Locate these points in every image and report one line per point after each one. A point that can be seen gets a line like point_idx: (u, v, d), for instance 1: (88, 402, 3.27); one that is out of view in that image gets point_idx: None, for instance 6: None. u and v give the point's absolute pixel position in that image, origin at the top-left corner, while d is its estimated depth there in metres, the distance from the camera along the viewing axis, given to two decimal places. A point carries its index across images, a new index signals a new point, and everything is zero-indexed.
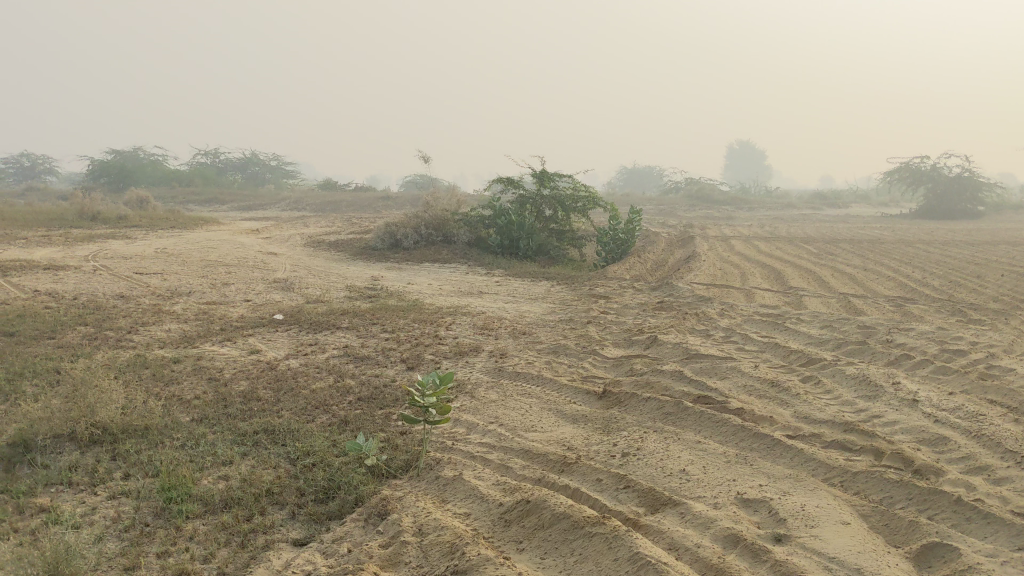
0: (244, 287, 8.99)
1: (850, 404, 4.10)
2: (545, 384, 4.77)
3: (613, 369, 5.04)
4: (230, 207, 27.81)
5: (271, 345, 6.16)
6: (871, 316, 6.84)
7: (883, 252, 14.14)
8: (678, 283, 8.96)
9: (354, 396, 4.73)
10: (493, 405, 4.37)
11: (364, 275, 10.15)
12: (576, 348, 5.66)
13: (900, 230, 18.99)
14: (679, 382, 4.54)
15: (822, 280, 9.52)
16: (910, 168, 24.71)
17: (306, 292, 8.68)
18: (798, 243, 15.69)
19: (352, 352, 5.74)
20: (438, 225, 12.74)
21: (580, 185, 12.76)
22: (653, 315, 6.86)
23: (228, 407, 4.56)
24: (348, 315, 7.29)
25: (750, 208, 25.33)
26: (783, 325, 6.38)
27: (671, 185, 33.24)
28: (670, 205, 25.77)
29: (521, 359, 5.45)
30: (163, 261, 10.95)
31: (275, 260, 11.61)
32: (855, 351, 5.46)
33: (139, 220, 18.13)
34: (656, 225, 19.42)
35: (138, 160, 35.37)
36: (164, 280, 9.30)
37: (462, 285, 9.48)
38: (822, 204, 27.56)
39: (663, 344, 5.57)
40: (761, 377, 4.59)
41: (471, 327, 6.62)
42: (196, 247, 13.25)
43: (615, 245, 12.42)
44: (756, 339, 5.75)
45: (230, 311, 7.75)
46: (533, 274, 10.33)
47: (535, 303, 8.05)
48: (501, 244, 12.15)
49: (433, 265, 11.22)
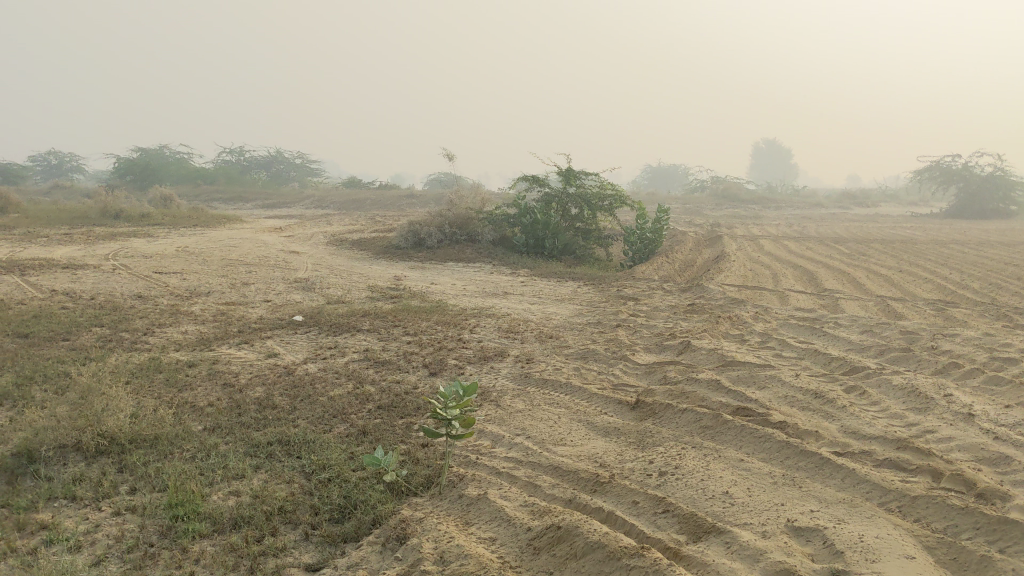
0: (264, 287, 8.83)
1: (900, 418, 3.84)
2: (573, 393, 4.54)
3: (645, 377, 4.80)
4: (254, 205, 27.78)
5: (290, 348, 5.98)
6: (913, 320, 6.54)
7: (917, 252, 13.76)
8: (708, 284, 8.70)
9: (374, 404, 4.53)
10: (520, 416, 4.14)
11: (386, 275, 9.95)
12: (605, 353, 5.42)
13: (933, 230, 18.54)
14: (715, 392, 4.29)
15: (856, 282, 9.22)
16: (942, 166, 24.23)
17: (327, 293, 8.48)
18: (829, 243, 15.33)
19: (372, 356, 5.54)
20: (462, 224, 12.53)
21: (606, 183, 12.52)
22: (684, 319, 6.60)
23: (242, 416, 4.38)
24: (369, 317, 7.09)
25: (777, 207, 24.95)
26: (821, 330, 6.11)
27: (697, 183, 32.85)
28: (696, 204, 25.41)
29: (547, 364, 5.22)
30: (183, 260, 10.82)
31: (296, 259, 11.44)
32: (900, 358, 5.18)
33: (163, 218, 18.09)
34: (683, 225, 19.11)
35: (163, 159, 35.47)
36: (184, 279, 9.15)
37: (486, 285, 9.26)
38: (851, 203, 27.10)
39: (697, 350, 5.32)
40: (803, 387, 4.33)
41: (496, 330, 6.39)
42: (217, 245, 13.12)
43: (643, 245, 12.15)
44: (794, 345, 5.48)
45: (249, 312, 7.58)
46: (559, 274, 10.10)
47: (562, 305, 7.81)
48: (526, 243, 11.93)
49: (457, 264, 11.01)
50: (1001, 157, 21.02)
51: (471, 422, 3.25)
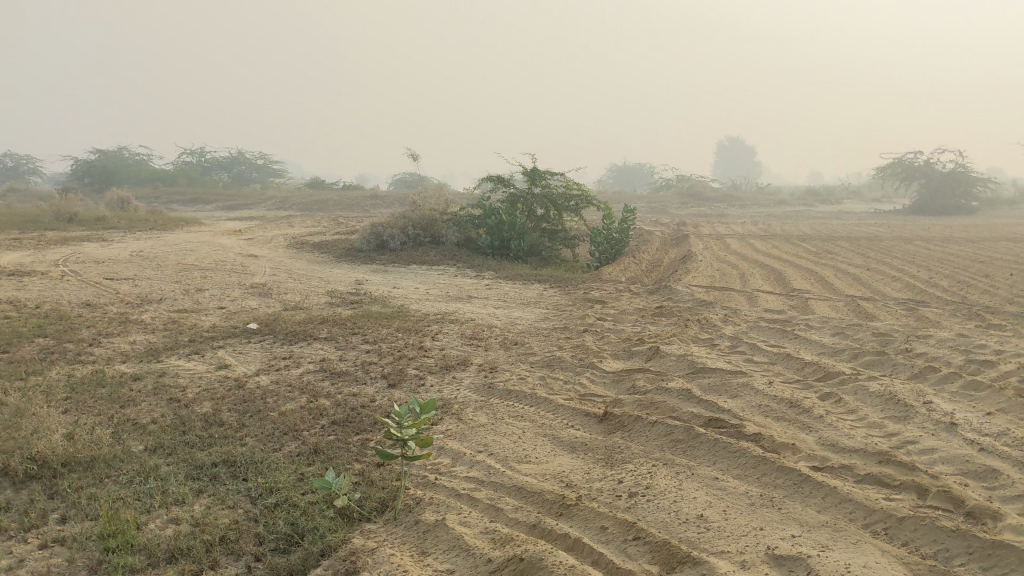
0: (219, 293, 8.53)
1: (880, 428, 3.67)
2: (538, 404, 4.32)
3: (614, 386, 4.59)
4: (215, 207, 27.30)
5: (242, 359, 5.71)
6: (885, 321, 6.40)
7: (882, 250, 13.70)
8: (676, 285, 8.53)
9: (328, 420, 4.29)
10: (481, 430, 3.92)
11: (347, 279, 9.68)
12: (572, 360, 5.21)
13: (896, 227, 18.55)
14: (686, 402, 4.10)
15: (825, 281, 9.10)
16: (904, 163, 24.33)
17: (285, 299, 8.20)
18: (795, 241, 15.24)
19: (328, 367, 5.29)
20: (426, 226, 12.27)
21: (572, 183, 12.34)
22: (653, 323, 6.41)
23: (187, 434, 4.12)
24: (327, 324, 6.83)
25: (743, 205, 24.93)
26: (792, 332, 5.94)
27: (662, 182, 32.80)
28: (662, 203, 25.33)
29: (511, 373, 5.00)
30: (136, 265, 10.46)
31: (254, 263, 11.13)
32: (875, 362, 5.02)
33: (119, 221, 17.64)
34: (649, 224, 18.97)
35: (121, 161, 34.82)
36: (136, 286, 8.83)
37: (449, 289, 9.02)
38: (815, 200, 27.18)
39: (667, 356, 5.13)
40: (777, 395, 4.15)
41: (459, 336, 6.16)
42: (173, 249, 12.76)
43: (609, 245, 11.97)
44: (766, 350, 5.31)
45: (202, 320, 7.29)
46: (525, 276, 9.89)
47: (527, 309, 7.60)
48: (491, 245, 11.70)
49: (420, 267, 10.76)
50: (962, 153, 21.12)
51: (429, 444, 3.01)
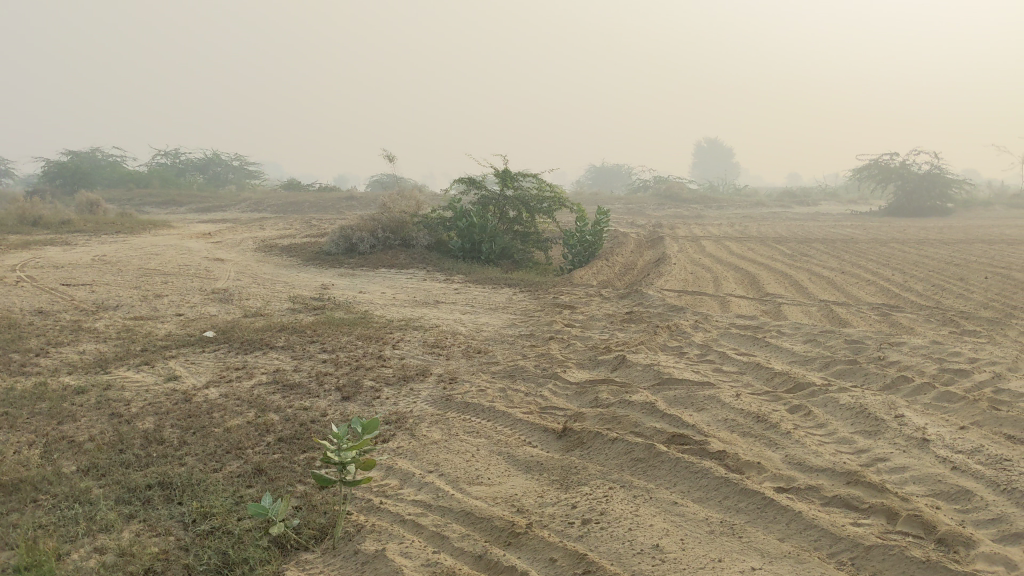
0: (178, 299, 8.28)
1: (850, 446, 3.50)
2: (496, 418, 4.13)
3: (576, 399, 4.41)
4: (189, 209, 26.96)
5: (194, 370, 5.48)
6: (858, 328, 6.25)
7: (858, 252, 13.61)
8: (648, 290, 8.36)
9: (274, 436, 4.07)
10: (434, 447, 3.72)
11: (313, 284, 9.45)
12: (535, 370, 5.02)
13: (872, 229, 18.49)
14: (650, 416, 3.92)
15: (799, 285, 8.96)
16: (880, 165, 24.31)
17: (245, 305, 7.96)
18: (770, 244, 15.13)
19: (282, 378, 5.07)
20: (396, 229, 12.05)
21: (545, 185, 12.17)
22: (621, 329, 6.23)
23: (124, 453, 3.90)
24: (286, 331, 6.60)
25: (719, 207, 24.84)
26: (764, 340, 5.78)
27: (639, 183, 32.71)
28: (639, 205, 25.20)
29: (471, 385, 4.80)
30: (96, 270, 10.18)
31: (219, 267, 10.87)
32: (847, 372, 4.86)
33: (85, 224, 17.31)
34: (625, 226, 18.82)
35: (93, 162, 34.34)
36: (93, 292, 8.56)
37: (417, 294, 8.81)
38: (792, 202, 27.14)
39: (633, 366, 4.94)
40: (745, 409, 3.98)
41: (420, 344, 5.95)
42: (138, 253, 12.48)
43: (583, 248, 11.80)
44: (735, 359, 5.14)
45: (157, 328, 7.04)
46: (495, 280, 9.70)
47: (495, 315, 7.40)
48: (462, 248, 11.50)
49: (389, 271, 10.55)
50: (937, 155, 21.13)
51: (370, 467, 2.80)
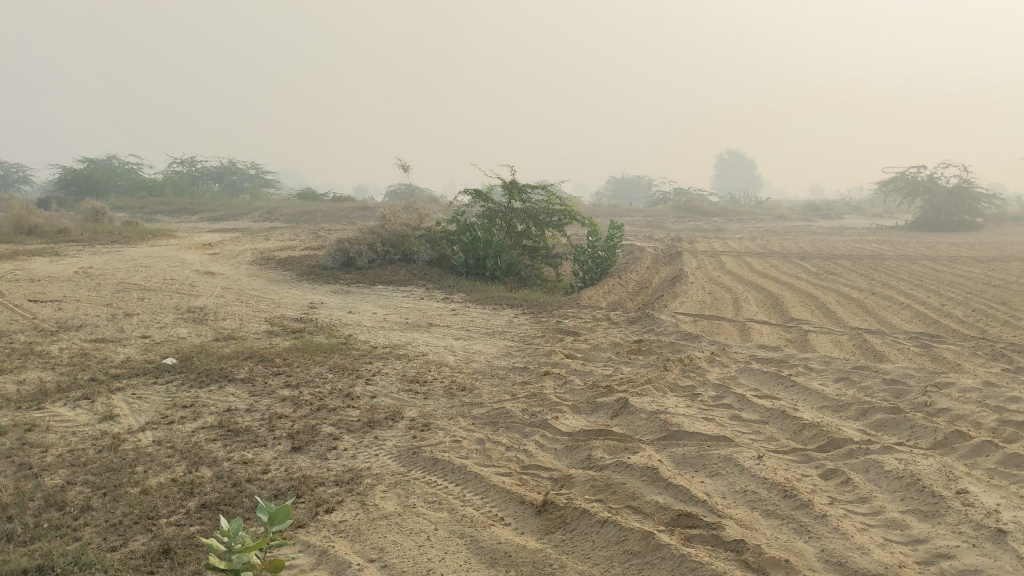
0: (149, 319, 7.62)
1: (902, 536, 2.76)
2: (466, 482, 3.42)
3: (566, 455, 3.68)
4: (200, 217, 26.43)
5: (135, 408, 4.79)
6: (896, 364, 5.47)
7: (886, 271, 12.79)
8: (661, 314, 7.63)
9: (197, 501, 3.38)
10: (383, 525, 3.00)
11: (300, 302, 8.75)
12: (522, 415, 4.30)
13: (900, 244, 17.71)
14: (653, 485, 3.19)
15: (827, 309, 8.20)
16: (905, 178, 23.36)
17: (219, 328, 7.26)
18: (793, 260, 14.30)
19: (229, 421, 4.38)
20: (396, 242, 11.34)
21: (555, 197, 11.49)
22: (627, 363, 5.49)
23: (9, 521, 3.21)
24: (252, 360, 5.90)
25: (740, 220, 24.08)
26: (789, 378, 5.02)
27: (658, 195, 31.96)
28: (658, 217, 24.45)
29: (445, 433, 4.09)
30: (72, 285, 9.53)
31: (206, 283, 10.20)
32: (889, 423, 4.10)
33: (83, 234, 16.73)
34: (642, 240, 18.08)
35: (106, 169, 33.92)
36: (59, 310, 7.90)
37: (409, 314, 8.11)
38: (815, 215, 26.34)
39: (636, 412, 4.21)
40: (770, 477, 3.24)
41: (398, 379, 5.24)
42: (126, 266, 11.84)
43: (595, 264, 11.07)
44: (758, 405, 4.39)
45: (116, 354, 6.37)
46: (497, 299, 8.99)
47: (490, 341, 6.68)
48: (466, 264, 10.72)
49: (386, 288, 9.86)
50: (967, 168, 20.24)
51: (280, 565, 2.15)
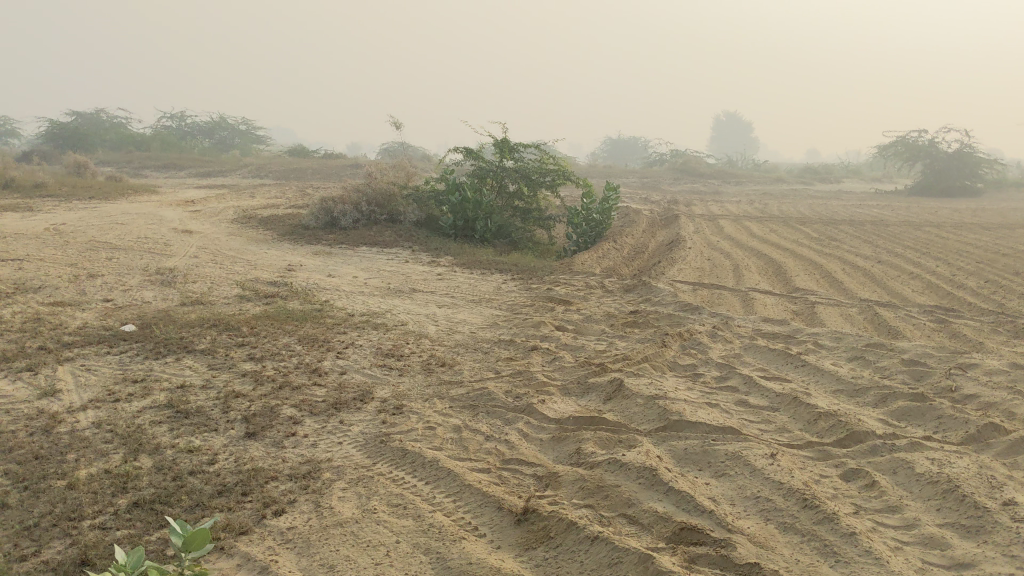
0: (114, 281, 7.14)
1: (942, 559, 2.34)
2: (438, 480, 2.99)
3: (552, 446, 3.25)
4: (188, 173, 25.80)
5: (80, 383, 4.34)
6: (913, 342, 5.05)
7: (891, 237, 12.34)
8: (658, 282, 7.18)
9: (129, 499, 2.95)
10: (336, 535, 2.58)
11: (277, 264, 8.27)
12: (505, 398, 3.86)
13: (902, 210, 17.25)
14: (652, 488, 2.77)
15: (832, 279, 7.76)
16: (906, 142, 22.82)
17: (187, 292, 6.79)
18: (793, 225, 13.83)
19: (179, 401, 3.93)
20: (382, 202, 10.83)
21: (548, 156, 10.99)
22: (622, 338, 5.05)
23: None
24: (217, 329, 5.44)
25: (738, 183, 23.58)
26: (799, 357, 4.59)
27: (655, 157, 31.37)
28: (654, 179, 23.93)
29: (418, 417, 3.65)
30: (39, 243, 9.02)
31: (181, 242, 9.70)
32: (913, 413, 3.67)
33: (62, 188, 16.15)
34: (639, 203, 17.58)
35: (93, 123, 33.15)
36: (20, 269, 7.43)
37: (392, 279, 7.65)
38: (814, 179, 25.84)
39: (631, 395, 3.78)
40: (784, 480, 2.81)
41: (372, 352, 4.80)
42: (101, 223, 11.32)
43: (589, 227, 10.59)
44: (767, 390, 3.96)
45: (73, 319, 5.91)
46: (486, 264, 8.52)
47: (476, 310, 6.24)
48: (454, 225, 10.23)
49: (369, 250, 9.40)
50: (970, 131, 19.72)
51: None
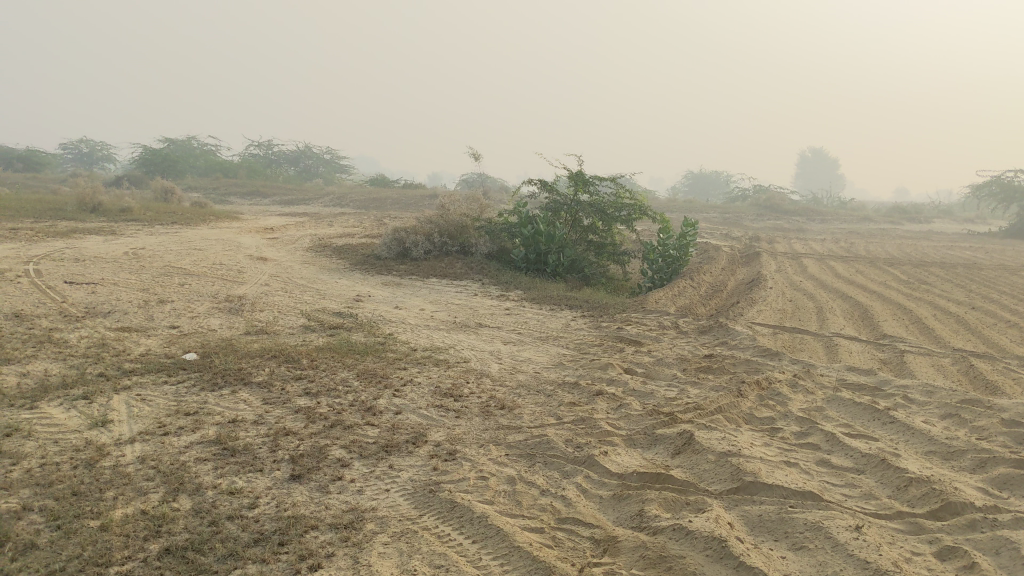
0: (183, 308, 7.13)
1: None
2: (486, 539, 2.77)
3: (613, 506, 2.99)
4: (272, 200, 26.28)
5: (133, 414, 4.24)
6: (1015, 399, 4.64)
7: (985, 282, 11.71)
8: (736, 324, 6.85)
9: (162, 544, 2.80)
10: None
11: (346, 294, 8.20)
12: (566, 448, 3.62)
13: (998, 253, 16.47)
14: (719, 560, 2.49)
15: (924, 326, 7.31)
16: (1002, 182, 21.89)
17: (253, 320, 6.72)
18: (880, 266, 13.27)
19: (228, 437, 3.79)
20: (455, 233, 10.71)
21: (624, 191, 10.76)
22: (695, 384, 4.77)
23: None
24: (276, 361, 5.33)
25: (822, 221, 22.93)
26: (887, 412, 4.24)
27: (736, 192, 30.80)
28: (735, 215, 23.43)
29: (472, 465, 3.44)
30: (117, 267, 9.14)
31: (254, 269, 9.73)
32: (1017, 481, 3.31)
33: (146, 213, 16.52)
34: (719, 239, 17.16)
35: (183, 149, 34.12)
36: (93, 293, 7.49)
37: (460, 312, 7.49)
38: (903, 218, 24.96)
39: (701, 450, 3.50)
40: (870, 557, 2.51)
41: (430, 391, 4.62)
42: (180, 248, 11.47)
43: (665, 263, 10.29)
44: (852, 449, 3.64)
45: (138, 345, 5.88)
46: (556, 299, 8.30)
47: (543, 348, 6.01)
48: (526, 259, 10.04)
49: (440, 282, 9.27)
50: None
51: None
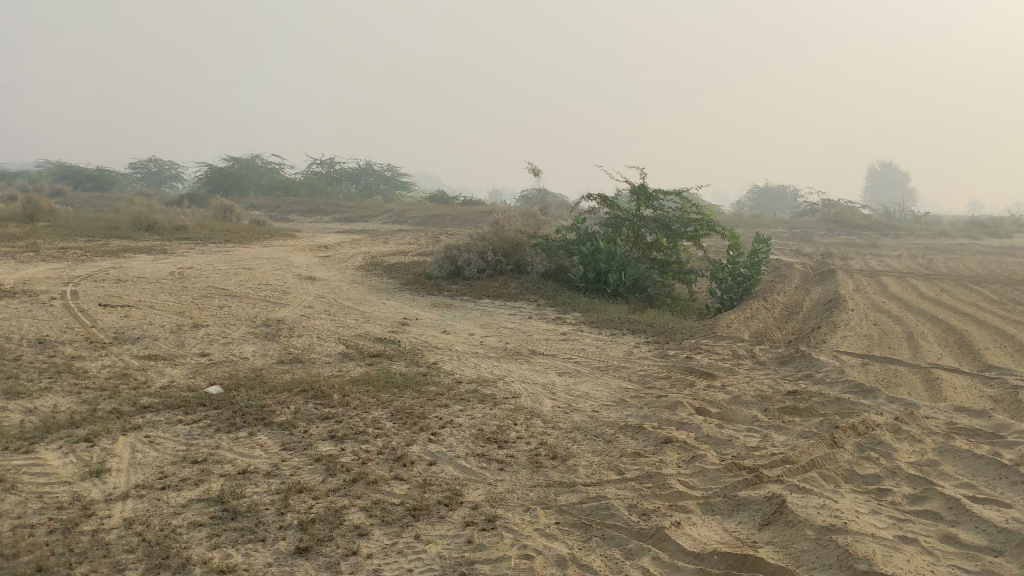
0: (217, 333, 6.67)
1: None
2: None
3: None
4: (331, 218, 26.03)
5: (135, 461, 3.73)
6: None
7: None
8: (819, 353, 6.13)
9: None
10: None
11: (392, 317, 7.67)
12: (630, 516, 3.00)
13: None
14: None
15: None
16: None
17: (288, 347, 6.22)
18: (967, 284, 12.31)
19: (233, 495, 3.25)
20: (509, 251, 10.13)
21: (689, 206, 10.05)
22: (780, 430, 4.09)
23: None
24: (305, 396, 4.79)
25: (898, 236, 21.85)
26: (1015, 467, 3.52)
27: (804, 207, 29.72)
28: (805, 230, 22.47)
29: (515, 538, 2.84)
30: (158, 288, 8.76)
31: (299, 290, 9.28)
32: None
33: (201, 231, 16.28)
34: (789, 256, 16.32)
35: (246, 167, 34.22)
36: (126, 317, 7.08)
37: (512, 338, 6.89)
38: (985, 232, 23.73)
39: (796, 522, 2.85)
40: None
41: (471, 434, 4.03)
42: (227, 267, 11.10)
43: (734, 283, 9.56)
44: (983, 519, 2.94)
45: (161, 376, 5.41)
46: (616, 323, 7.65)
47: (602, 381, 5.38)
48: (585, 278, 9.38)
49: (492, 303, 8.70)
50: None
51: None
